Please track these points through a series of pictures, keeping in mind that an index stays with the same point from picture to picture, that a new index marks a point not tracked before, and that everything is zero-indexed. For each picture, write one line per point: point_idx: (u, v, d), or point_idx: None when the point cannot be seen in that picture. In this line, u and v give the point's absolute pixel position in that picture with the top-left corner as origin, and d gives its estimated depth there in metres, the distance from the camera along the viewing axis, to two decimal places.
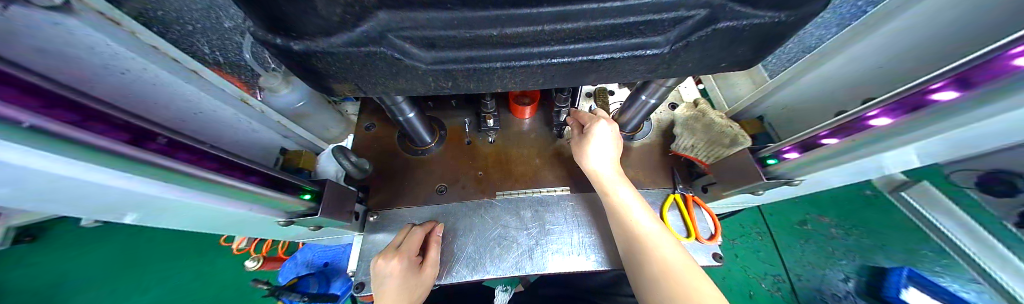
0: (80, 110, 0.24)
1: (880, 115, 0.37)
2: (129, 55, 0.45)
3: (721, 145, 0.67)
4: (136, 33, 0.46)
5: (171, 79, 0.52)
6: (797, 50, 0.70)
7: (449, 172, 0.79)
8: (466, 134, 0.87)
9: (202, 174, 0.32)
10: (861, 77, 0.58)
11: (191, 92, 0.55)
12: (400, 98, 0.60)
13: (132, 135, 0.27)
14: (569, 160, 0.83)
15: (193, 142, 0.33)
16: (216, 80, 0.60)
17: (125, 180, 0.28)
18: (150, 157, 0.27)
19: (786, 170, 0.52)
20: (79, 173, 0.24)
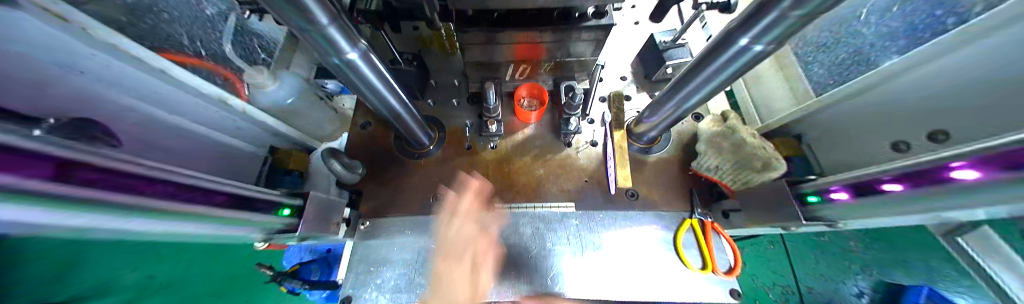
0: (14, 158, 0.19)
1: (966, 167, 0.29)
2: (89, 52, 0.40)
3: (750, 170, 0.57)
4: (89, 29, 0.39)
5: (138, 75, 0.47)
6: (849, 61, 0.59)
7: (445, 180, 0.74)
8: (467, 139, 0.82)
9: (155, 207, 0.28)
10: (927, 106, 0.49)
11: (165, 90, 0.51)
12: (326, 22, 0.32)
13: (66, 167, 0.22)
14: (576, 172, 0.76)
15: (144, 167, 0.28)
16: (195, 81, 0.54)
17: (68, 218, 0.23)
18: (91, 195, 0.23)
19: (831, 212, 0.44)
20: (17, 219, 0.20)
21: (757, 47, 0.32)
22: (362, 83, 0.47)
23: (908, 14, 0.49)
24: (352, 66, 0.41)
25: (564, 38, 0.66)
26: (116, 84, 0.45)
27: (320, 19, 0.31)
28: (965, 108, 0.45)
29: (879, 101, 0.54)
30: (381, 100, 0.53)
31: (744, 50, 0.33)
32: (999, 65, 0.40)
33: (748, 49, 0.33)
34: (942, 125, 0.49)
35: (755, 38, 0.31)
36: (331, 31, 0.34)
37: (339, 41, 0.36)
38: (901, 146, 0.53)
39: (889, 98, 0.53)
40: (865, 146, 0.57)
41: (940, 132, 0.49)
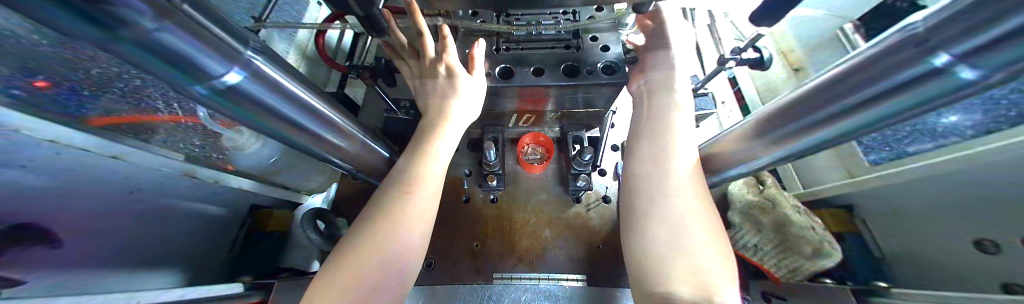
0: None
1: None
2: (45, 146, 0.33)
3: (798, 255, 0.50)
4: (26, 129, 0.31)
5: (92, 159, 0.38)
6: (909, 128, 0.50)
7: (439, 241, 0.67)
8: (465, 190, 0.75)
9: None
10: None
11: (123, 169, 0.42)
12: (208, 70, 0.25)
13: None
14: (586, 234, 0.68)
15: None
16: (155, 157, 0.45)
17: None
18: None
19: None
20: None
21: (970, 73, 0.21)
22: (264, 116, 0.34)
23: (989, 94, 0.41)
24: (238, 93, 0.29)
25: (572, 93, 0.60)
26: (80, 179, 0.38)
27: (139, 21, 0.18)
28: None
29: (968, 180, 0.42)
30: (305, 135, 0.40)
31: (936, 74, 0.22)
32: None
33: (947, 71, 0.21)
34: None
35: (972, 54, 0.19)
36: (170, 41, 0.21)
37: (212, 66, 0.25)
38: (989, 246, 0.43)
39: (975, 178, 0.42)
40: (947, 240, 0.47)
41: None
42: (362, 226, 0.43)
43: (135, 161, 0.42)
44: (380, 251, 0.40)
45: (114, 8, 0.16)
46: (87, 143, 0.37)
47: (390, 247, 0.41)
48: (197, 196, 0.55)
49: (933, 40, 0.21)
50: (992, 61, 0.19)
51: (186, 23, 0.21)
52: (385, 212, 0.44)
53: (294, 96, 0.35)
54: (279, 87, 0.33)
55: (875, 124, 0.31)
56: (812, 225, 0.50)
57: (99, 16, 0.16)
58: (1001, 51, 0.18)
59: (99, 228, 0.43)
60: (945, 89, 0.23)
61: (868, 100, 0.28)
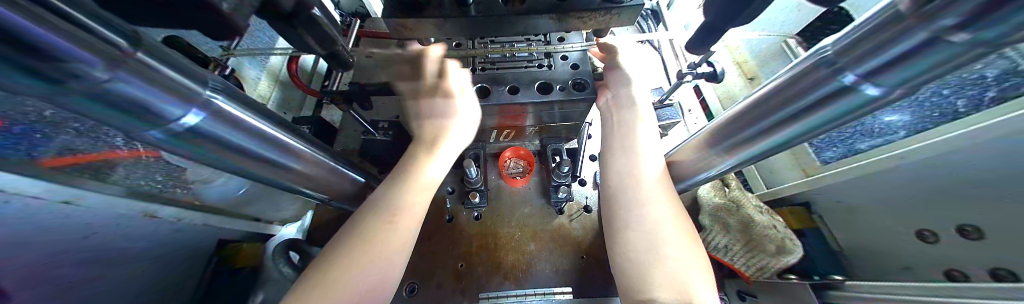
0: None
1: None
2: None
3: (764, 253, 0.53)
4: None
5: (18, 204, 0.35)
6: (852, 130, 0.58)
7: (422, 263, 0.66)
8: (448, 209, 0.74)
9: None
10: (976, 204, 0.41)
11: (64, 213, 0.39)
12: (167, 114, 0.25)
13: None
14: (570, 245, 0.69)
15: None
16: (108, 202, 0.44)
17: None
18: None
19: None
20: None
21: (873, 89, 0.24)
22: (226, 153, 0.33)
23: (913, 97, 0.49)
24: (198, 134, 0.29)
25: (548, 109, 0.63)
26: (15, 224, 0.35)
27: (89, 72, 0.18)
28: (998, 207, 0.39)
29: (901, 176, 0.46)
30: (270, 167, 0.40)
31: (848, 90, 0.26)
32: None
33: (855, 88, 0.25)
34: (973, 220, 0.42)
35: (871, 73, 0.23)
36: (121, 89, 0.21)
37: (162, 107, 0.25)
38: (929, 236, 0.47)
39: (907, 176, 0.45)
40: (891, 230, 0.51)
41: (971, 228, 0.42)
42: (335, 254, 0.42)
43: (88, 206, 0.41)
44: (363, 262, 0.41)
45: (66, 63, 0.17)
46: (32, 188, 0.36)
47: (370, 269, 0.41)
48: (157, 236, 0.51)
49: (841, 62, 0.25)
50: (891, 79, 0.23)
51: (141, 71, 0.22)
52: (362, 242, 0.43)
53: (256, 131, 0.35)
54: (243, 124, 0.33)
55: (807, 133, 0.34)
56: (773, 224, 0.53)
57: (44, 68, 0.17)
58: (898, 67, 0.21)
59: (28, 280, 0.39)
60: (855, 103, 0.27)
61: (795, 114, 0.32)
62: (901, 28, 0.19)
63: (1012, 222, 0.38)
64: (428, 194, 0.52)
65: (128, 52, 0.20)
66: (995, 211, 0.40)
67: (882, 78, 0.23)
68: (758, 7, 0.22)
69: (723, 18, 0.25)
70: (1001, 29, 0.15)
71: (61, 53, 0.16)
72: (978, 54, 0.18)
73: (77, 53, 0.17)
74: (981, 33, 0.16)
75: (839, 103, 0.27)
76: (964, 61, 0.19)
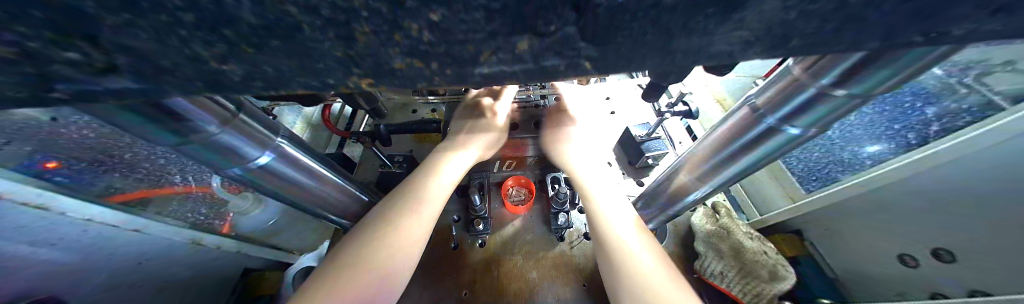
0: None
1: None
2: (70, 220, 0.39)
3: (759, 279, 0.55)
4: (65, 212, 0.39)
5: (100, 231, 0.42)
6: (825, 160, 0.68)
7: (428, 290, 0.68)
8: (454, 236, 0.78)
9: None
10: (962, 222, 0.44)
11: (130, 239, 0.46)
12: (253, 155, 0.34)
13: None
14: (573, 273, 0.71)
15: None
16: (166, 231, 0.50)
17: None
18: None
19: None
20: None
21: (792, 129, 0.32)
22: (282, 186, 0.41)
23: (869, 128, 0.61)
24: (266, 171, 0.37)
25: (546, 141, 0.71)
26: (83, 247, 0.42)
27: (204, 127, 0.27)
28: (970, 230, 0.44)
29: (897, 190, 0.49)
30: (310, 195, 0.46)
31: (775, 130, 0.33)
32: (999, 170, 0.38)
33: (779, 129, 0.33)
34: (949, 246, 0.47)
35: (786, 118, 0.31)
36: (225, 140, 0.30)
37: (245, 150, 0.33)
38: (910, 261, 0.52)
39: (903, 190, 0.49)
40: (878, 250, 0.56)
41: (945, 251, 0.47)
42: (339, 264, 0.43)
43: (152, 234, 0.48)
44: (379, 269, 0.43)
45: (185, 123, 0.26)
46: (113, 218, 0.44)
47: (383, 275, 0.43)
48: (194, 263, 0.57)
49: (763, 110, 0.33)
50: (802, 122, 0.30)
51: (239, 126, 0.31)
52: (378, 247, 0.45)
53: (308, 168, 0.43)
54: (300, 163, 0.41)
55: (759, 162, 0.40)
56: (763, 250, 0.58)
57: (176, 127, 0.26)
58: (806, 113, 0.29)
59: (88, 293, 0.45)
60: (786, 139, 0.34)
61: (742, 148, 0.39)
62: (796, 86, 0.28)
63: (982, 246, 0.43)
64: (435, 203, 0.53)
65: (235, 115, 0.30)
66: (968, 235, 0.45)
67: (796, 121, 0.30)
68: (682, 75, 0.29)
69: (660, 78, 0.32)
70: (865, 84, 0.23)
71: (189, 115, 0.26)
72: (850, 105, 0.27)
73: (192, 111, 0.26)
74: (851, 88, 0.24)
75: (777, 139, 0.34)
76: (848, 108, 0.27)
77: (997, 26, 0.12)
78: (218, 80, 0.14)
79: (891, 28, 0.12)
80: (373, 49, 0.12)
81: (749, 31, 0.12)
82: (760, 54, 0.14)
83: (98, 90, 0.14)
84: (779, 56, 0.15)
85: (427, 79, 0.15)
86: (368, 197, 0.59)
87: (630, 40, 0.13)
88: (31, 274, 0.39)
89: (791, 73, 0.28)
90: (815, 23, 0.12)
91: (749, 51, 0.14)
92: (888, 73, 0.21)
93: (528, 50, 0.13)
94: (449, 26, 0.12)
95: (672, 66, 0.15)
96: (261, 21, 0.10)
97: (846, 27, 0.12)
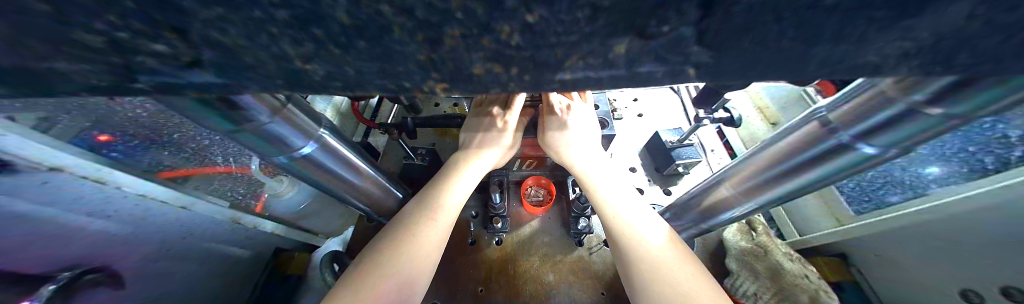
0: None
1: None
2: (125, 193, 0.42)
3: None
4: (121, 185, 0.42)
5: (149, 206, 0.45)
6: (876, 180, 0.61)
7: (445, 284, 0.69)
8: (471, 232, 0.79)
9: None
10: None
11: (176, 215, 0.49)
12: (297, 144, 0.35)
13: None
14: (590, 279, 0.69)
15: None
16: (209, 209, 0.54)
17: None
18: None
19: None
20: None
21: (868, 147, 0.28)
22: (321, 175, 0.42)
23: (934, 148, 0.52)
24: (307, 160, 0.38)
25: None
26: (135, 219, 0.44)
27: (256, 116, 0.28)
28: None
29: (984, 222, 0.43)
30: (345, 185, 0.47)
31: (848, 147, 0.30)
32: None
33: (852, 146, 0.29)
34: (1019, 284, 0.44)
35: (863, 135, 0.28)
36: (273, 129, 0.31)
37: (291, 139, 0.33)
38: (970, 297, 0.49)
39: (995, 221, 0.43)
40: (930, 283, 0.53)
41: (1015, 290, 0.44)
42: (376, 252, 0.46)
43: (198, 211, 0.52)
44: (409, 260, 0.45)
45: (239, 112, 0.26)
46: (161, 195, 0.47)
47: (414, 265, 0.46)
48: (234, 239, 0.60)
49: (835, 124, 0.30)
50: (883, 142, 0.27)
51: (286, 116, 0.31)
52: (421, 241, 0.48)
53: (345, 159, 0.43)
54: (338, 154, 0.42)
55: (821, 180, 0.36)
56: (805, 273, 0.53)
57: (231, 116, 0.26)
58: (889, 132, 0.25)
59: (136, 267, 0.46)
60: (859, 158, 0.30)
61: (802, 164, 0.35)
62: (878, 102, 0.24)
63: None
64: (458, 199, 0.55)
65: (281, 104, 0.30)
66: None
67: (876, 139, 0.27)
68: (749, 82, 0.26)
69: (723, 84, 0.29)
70: (959, 108, 0.19)
71: (243, 104, 0.26)
72: (948, 126, 0.22)
73: (248, 102, 0.27)
74: (950, 108, 0.20)
75: (849, 156, 0.30)
76: (942, 131, 0.23)
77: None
78: (291, 77, 0.13)
79: None
80: (456, 53, 0.11)
81: (919, 41, 0.10)
82: (910, 67, 0.12)
83: (179, 83, 0.14)
84: (933, 71, 0.12)
85: (501, 84, 0.14)
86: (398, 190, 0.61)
87: (754, 46, 0.11)
88: (90, 245, 0.41)
89: (878, 87, 0.25)
90: (1015, 33, 0.09)
91: (902, 62, 0.11)
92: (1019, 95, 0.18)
93: (624, 55, 0.12)
94: (544, 29, 0.10)
95: (786, 77, 0.13)
96: (353, 21, 0.10)
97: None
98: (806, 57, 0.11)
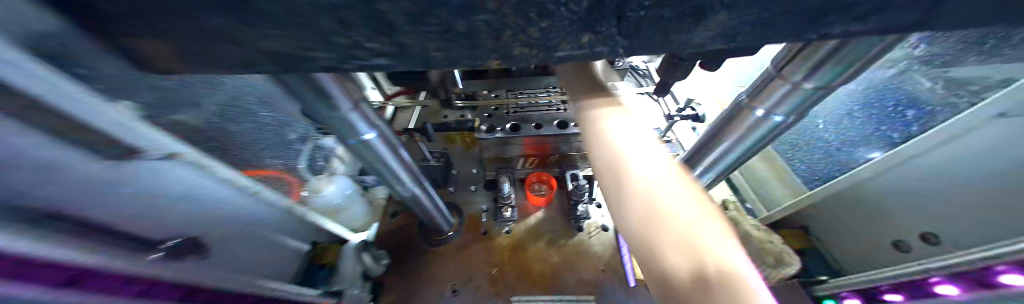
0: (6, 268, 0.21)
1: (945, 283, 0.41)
2: (219, 187, 0.50)
3: (766, 265, 0.59)
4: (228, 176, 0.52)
5: (231, 195, 0.54)
6: (822, 160, 0.74)
7: (462, 269, 0.77)
8: (483, 223, 0.87)
9: None
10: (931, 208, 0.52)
11: (247, 206, 0.58)
12: (364, 130, 0.46)
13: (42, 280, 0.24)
14: (592, 259, 0.77)
15: None
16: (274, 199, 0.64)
17: None
18: None
19: None
20: None
21: (777, 117, 0.40)
22: (371, 158, 0.53)
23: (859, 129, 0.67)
24: (367, 145, 0.49)
25: (566, 140, 0.81)
26: (216, 207, 0.52)
27: (342, 107, 0.40)
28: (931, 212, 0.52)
29: (889, 183, 0.55)
30: (389, 170, 0.58)
31: (763, 119, 0.41)
32: (982, 167, 0.43)
33: (767, 117, 0.41)
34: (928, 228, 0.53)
35: (771, 108, 0.39)
36: (351, 118, 0.43)
37: (359, 126, 0.45)
38: (902, 245, 0.57)
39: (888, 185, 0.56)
40: (869, 239, 0.62)
41: (929, 234, 0.53)
42: None
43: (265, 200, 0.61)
44: None
45: (332, 101, 0.38)
46: (243, 183, 0.55)
47: None
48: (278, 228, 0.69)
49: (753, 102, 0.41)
50: (784, 111, 0.39)
51: (360, 106, 0.43)
52: None
53: (391, 148, 0.54)
54: (388, 142, 0.53)
55: (754, 147, 0.48)
56: (770, 239, 0.63)
57: (329, 103, 0.38)
58: (786, 103, 0.37)
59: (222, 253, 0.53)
60: (772, 126, 0.42)
61: (742, 136, 0.47)
62: (775, 82, 0.37)
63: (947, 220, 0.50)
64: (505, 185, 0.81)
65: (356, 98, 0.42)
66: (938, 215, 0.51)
67: (779, 110, 0.39)
68: (680, 73, 0.38)
69: (667, 73, 0.39)
70: (823, 78, 0.31)
71: (332, 93, 0.38)
72: (817, 95, 0.35)
73: (337, 95, 0.39)
74: (817, 81, 0.32)
75: (767, 125, 0.42)
76: (817, 97, 0.35)
77: (865, 27, 0.20)
78: (413, 61, 0.25)
79: (807, 29, 0.21)
80: (503, 44, 0.23)
81: (718, 30, 0.21)
82: (730, 44, 0.23)
83: (349, 67, 0.25)
84: (747, 46, 0.23)
85: (524, 62, 0.26)
86: (425, 186, 0.70)
87: (646, 37, 0.22)
88: (192, 225, 0.49)
89: (770, 72, 0.37)
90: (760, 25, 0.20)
91: (723, 42, 0.23)
92: (836, 69, 0.29)
93: (587, 41, 0.23)
94: (547, 31, 0.22)
95: (675, 53, 0.25)
96: (460, 29, 0.21)
97: (779, 29, 0.21)
98: (675, 41, 0.23)
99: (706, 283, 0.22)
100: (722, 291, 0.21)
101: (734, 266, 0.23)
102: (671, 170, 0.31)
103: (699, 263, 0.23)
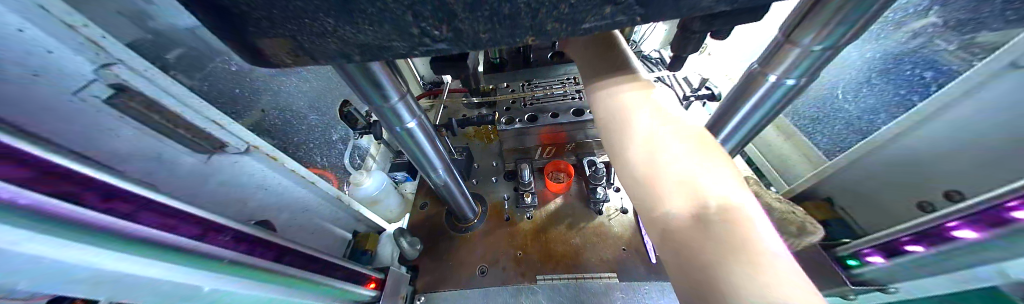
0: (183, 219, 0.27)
1: (963, 227, 0.40)
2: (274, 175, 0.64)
3: (788, 234, 0.61)
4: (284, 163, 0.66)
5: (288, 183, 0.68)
6: (843, 128, 0.75)
7: (489, 252, 0.82)
8: (506, 210, 0.92)
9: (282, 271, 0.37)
10: (956, 167, 0.56)
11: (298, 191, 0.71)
12: (406, 118, 0.52)
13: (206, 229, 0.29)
14: (613, 240, 0.80)
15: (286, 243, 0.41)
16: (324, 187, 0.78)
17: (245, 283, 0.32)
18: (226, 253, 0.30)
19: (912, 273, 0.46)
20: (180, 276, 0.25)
21: (789, 80, 0.42)
22: (410, 144, 0.59)
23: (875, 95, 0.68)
24: (408, 132, 0.55)
25: (583, 127, 0.84)
26: (282, 191, 0.67)
27: (390, 96, 0.46)
28: (959, 171, 0.56)
29: (915, 145, 0.58)
30: (425, 157, 0.64)
31: (778, 84, 0.44)
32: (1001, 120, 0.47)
33: (781, 81, 0.43)
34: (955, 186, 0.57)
35: (784, 72, 0.42)
36: (396, 106, 0.49)
37: (402, 113, 0.51)
38: (927, 206, 0.61)
39: (909, 147, 0.59)
40: (897, 205, 0.66)
41: (955, 192, 0.57)
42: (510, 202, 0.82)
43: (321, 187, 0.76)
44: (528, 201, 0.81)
45: (383, 90, 0.45)
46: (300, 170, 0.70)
47: None
48: None
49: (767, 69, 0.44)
50: (796, 73, 0.41)
51: (403, 95, 0.49)
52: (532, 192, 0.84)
53: (427, 134, 0.61)
54: (425, 129, 0.59)
55: (769, 114, 0.51)
56: (790, 210, 0.63)
57: (380, 92, 0.44)
58: (797, 65, 0.40)
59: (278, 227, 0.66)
60: (785, 90, 0.44)
61: (756, 104, 0.49)
62: (782, 47, 0.40)
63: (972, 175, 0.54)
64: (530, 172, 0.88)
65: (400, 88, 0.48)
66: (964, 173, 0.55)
67: (790, 74, 0.41)
68: (692, 45, 0.41)
69: (678, 49, 0.43)
70: (830, 36, 0.34)
71: (384, 84, 0.44)
72: (826, 55, 0.37)
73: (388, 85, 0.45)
74: (824, 40, 0.35)
75: (782, 90, 0.45)
76: (825, 57, 0.38)
77: None
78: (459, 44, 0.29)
79: None
80: (537, 22, 0.27)
81: None
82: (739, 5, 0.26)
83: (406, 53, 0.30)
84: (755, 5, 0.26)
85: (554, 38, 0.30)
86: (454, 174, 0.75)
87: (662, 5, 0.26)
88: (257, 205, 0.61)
89: (776, 39, 0.40)
90: None
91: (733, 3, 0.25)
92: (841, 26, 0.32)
93: (610, 12, 0.26)
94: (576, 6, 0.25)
95: (689, 17, 0.28)
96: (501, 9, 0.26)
97: None
98: (689, 6, 0.26)
99: (707, 220, 0.25)
100: (720, 224, 0.24)
101: (735, 204, 0.25)
102: (678, 130, 0.32)
103: (700, 204, 0.26)
